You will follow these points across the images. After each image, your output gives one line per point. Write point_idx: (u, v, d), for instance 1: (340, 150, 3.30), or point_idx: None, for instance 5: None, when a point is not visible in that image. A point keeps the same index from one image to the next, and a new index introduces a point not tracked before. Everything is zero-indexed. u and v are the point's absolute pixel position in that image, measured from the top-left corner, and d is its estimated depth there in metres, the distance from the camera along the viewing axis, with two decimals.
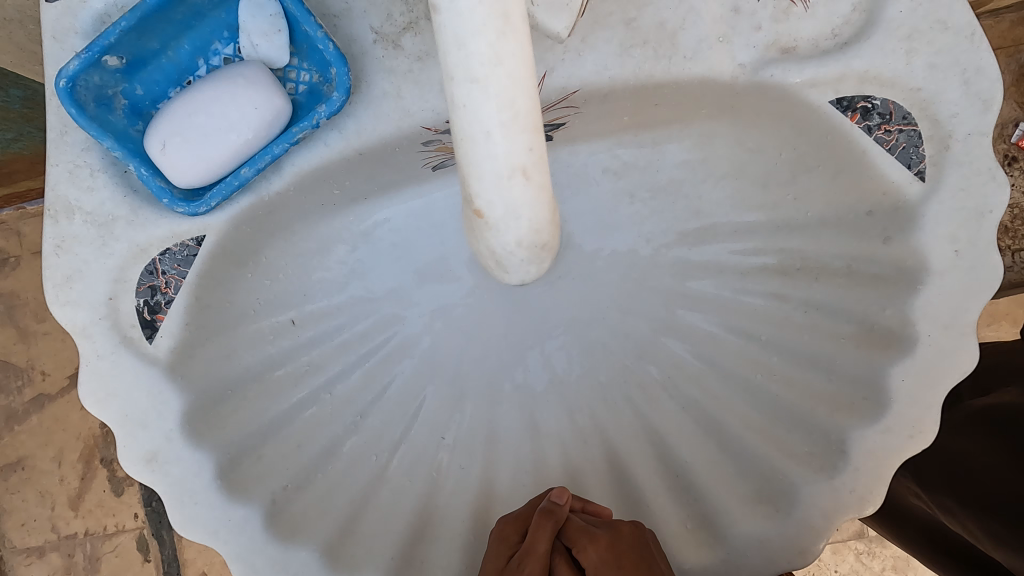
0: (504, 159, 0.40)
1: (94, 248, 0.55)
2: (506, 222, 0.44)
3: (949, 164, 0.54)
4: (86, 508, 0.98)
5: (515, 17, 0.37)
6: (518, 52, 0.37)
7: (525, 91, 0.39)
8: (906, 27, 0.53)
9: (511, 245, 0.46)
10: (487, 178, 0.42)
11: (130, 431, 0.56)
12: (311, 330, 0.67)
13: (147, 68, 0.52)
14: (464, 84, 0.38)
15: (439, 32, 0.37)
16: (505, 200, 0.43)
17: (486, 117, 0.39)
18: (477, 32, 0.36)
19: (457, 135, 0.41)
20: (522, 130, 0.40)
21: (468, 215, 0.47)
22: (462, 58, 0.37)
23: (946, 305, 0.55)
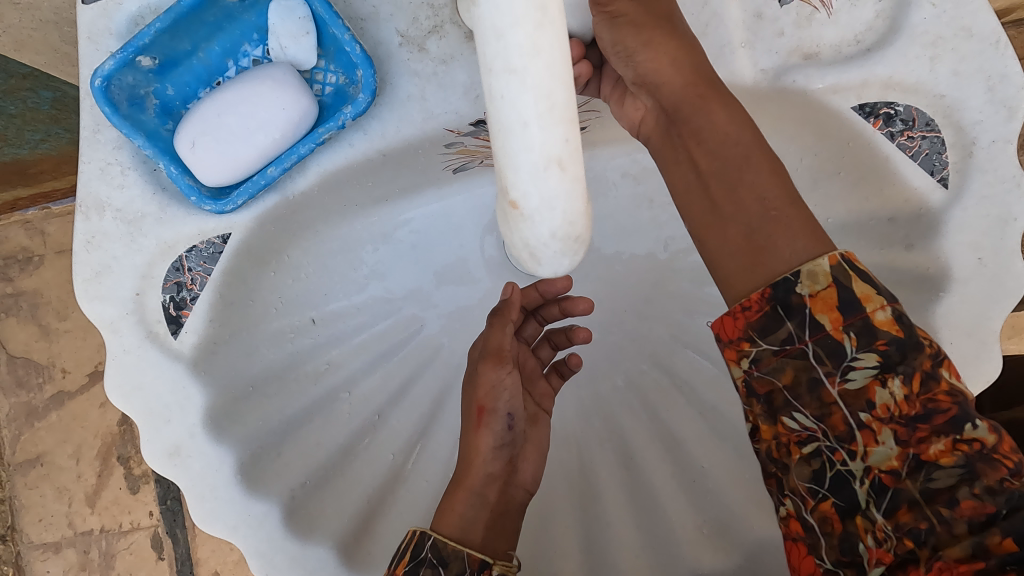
0: (539, 148, 0.35)
1: (123, 244, 0.56)
2: (542, 215, 0.37)
3: (973, 171, 0.54)
4: (102, 506, 1.00)
5: (554, 5, 0.33)
6: (556, 42, 0.34)
7: (565, 83, 0.35)
8: (930, 34, 0.53)
9: (546, 239, 0.39)
10: (521, 170, 0.36)
11: (154, 425, 0.57)
12: (330, 330, 0.67)
13: (178, 69, 0.54)
14: (500, 75, 0.34)
15: (479, 24, 0.34)
16: (541, 191, 0.37)
17: (523, 107, 0.34)
18: (515, 22, 0.33)
19: (495, 129, 0.37)
20: (561, 123, 0.35)
21: (504, 208, 0.41)
22: (499, 49, 0.33)
23: (969, 312, 0.54)
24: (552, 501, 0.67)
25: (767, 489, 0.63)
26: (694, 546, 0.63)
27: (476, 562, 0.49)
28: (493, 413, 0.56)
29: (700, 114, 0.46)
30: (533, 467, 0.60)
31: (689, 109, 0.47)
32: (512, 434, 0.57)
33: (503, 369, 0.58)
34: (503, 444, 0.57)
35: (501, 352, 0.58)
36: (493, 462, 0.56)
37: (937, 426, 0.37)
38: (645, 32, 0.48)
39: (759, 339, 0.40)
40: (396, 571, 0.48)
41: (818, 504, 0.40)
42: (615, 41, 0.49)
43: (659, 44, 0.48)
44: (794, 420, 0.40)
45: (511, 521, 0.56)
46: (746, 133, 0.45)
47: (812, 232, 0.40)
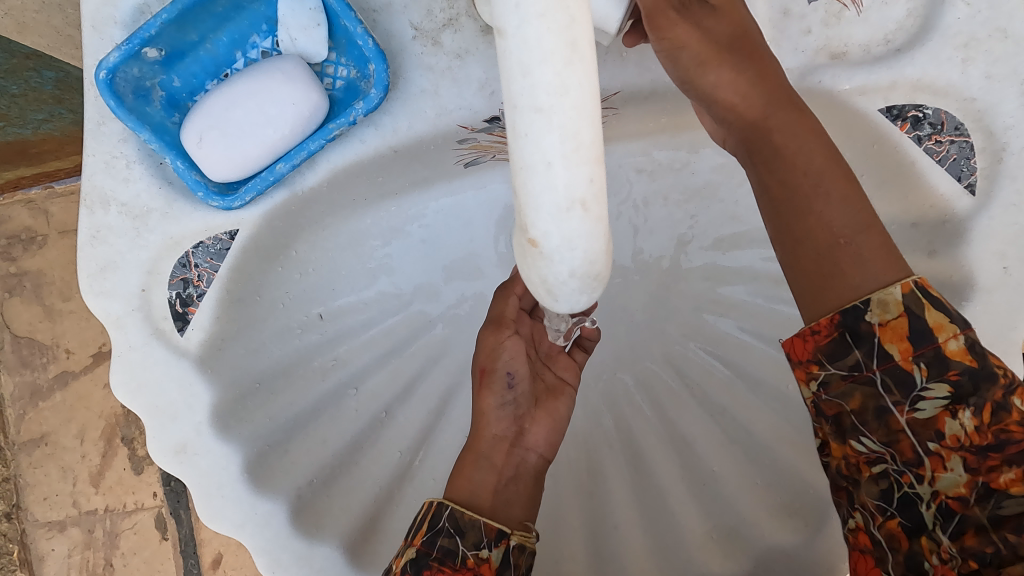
0: (563, 188, 0.30)
1: (129, 239, 0.55)
2: (562, 256, 0.33)
3: (1001, 178, 0.52)
4: (107, 485, 1.00)
5: (586, 39, 0.29)
6: (587, 80, 0.29)
7: (592, 119, 0.30)
8: (963, 35, 0.51)
9: (564, 280, 0.34)
10: (539, 210, 0.31)
11: (161, 422, 0.56)
12: (337, 326, 0.66)
13: (185, 60, 0.52)
14: (525, 113, 0.30)
15: (502, 57, 0.30)
16: (563, 231, 0.32)
17: (547, 147, 0.30)
18: (544, 58, 0.28)
19: (514, 166, 0.32)
20: (587, 162, 0.30)
21: (519, 242, 0.36)
22: (525, 88, 0.29)
23: (994, 323, 0.53)
24: (559, 502, 0.67)
25: (778, 494, 0.62)
26: (703, 551, 0.62)
27: (493, 531, 0.49)
28: (492, 373, 0.56)
29: (771, 135, 0.44)
30: (549, 434, 0.57)
31: (759, 128, 0.45)
32: (515, 393, 0.56)
33: (502, 331, 0.57)
34: (506, 403, 0.55)
35: (501, 319, 0.58)
36: (500, 424, 0.55)
37: (1010, 457, 0.38)
38: (708, 63, 0.45)
39: (827, 363, 0.41)
40: (415, 542, 0.49)
41: (886, 521, 0.42)
42: (677, 71, 0.46)
43: (724, 75, 0.45)
44: (862, 444, 0.41)
45: (524, 486, 0.54)
46: (817, 152, 0.43)
47: (887, 256, 0.40)
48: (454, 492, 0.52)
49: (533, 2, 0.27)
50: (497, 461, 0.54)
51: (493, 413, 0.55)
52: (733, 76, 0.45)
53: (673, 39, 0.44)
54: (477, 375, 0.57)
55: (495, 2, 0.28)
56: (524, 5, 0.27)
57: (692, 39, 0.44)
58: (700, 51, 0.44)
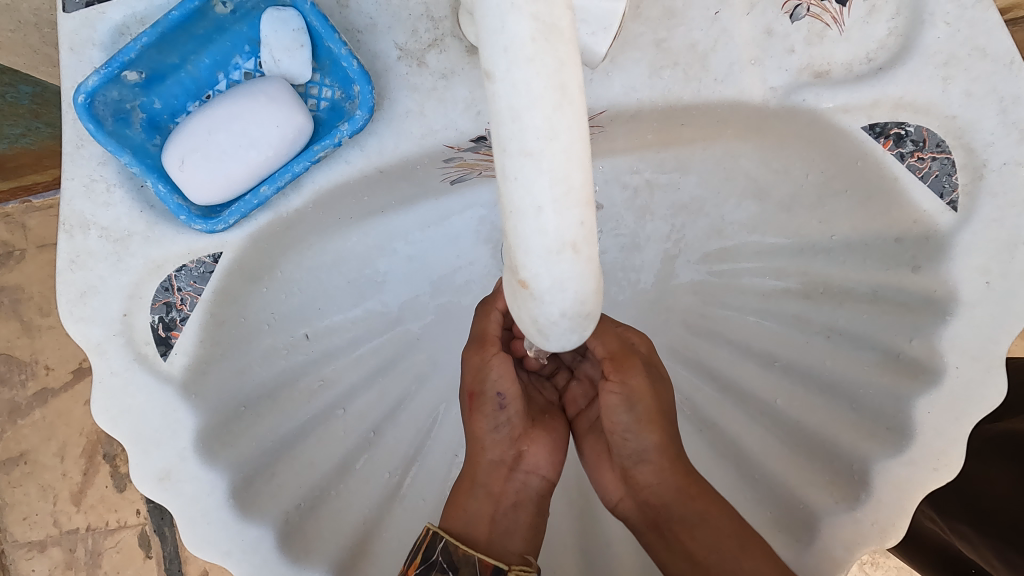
0: (553, 232, 0.30)
1: (109, 263, 0.54)
2: (553, 296, 0.33)
3: (983, 194, 0.53)
4: (89, 504, 0.98)
5: (575, 82, 0.29)
6: (577, 123, 0.29)
7: (583, 163, 0.30)
8: (942, 54, 0.52)
9: (555, 320, 0.34)
10: (530, 251, 0.31)
11: (143, 449, 0.55)
12: (324, 345, 0.66)
13: (166, 82, 0.51)
14: (514, 158, 0.29)
15: (491, 100, 0.29)
16: (553, 274, 0.32)
17: (538, 191, 0.29)
18: (533, 103, 0.28)
19: (504, 209, 0.32)
20: (577, 204, 0.30)
21: (509, 281, 0.36)
22: (515, 132, 0.29)
23: (976, 337, 0.53)
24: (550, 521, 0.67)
25: (769, 509, 0.62)
26: None
27: (488, 568, 0.48)
28: (481, 396, 0.55)
29: (672, 516, 0.52)
30: (549, 455, 0.57)
31: (661, 511, 0.53)
32: (507, 414, 0.55)
33: (487, 351, 0.56)
34: (499, 424, 0.55)
35: (484, 337, 0.56)
36: (496, 449, 0.55)
37: None
38: (652, 424, 0.54)
39: None
40: (408, 571, 0.49)
41: None
42: (628, 414, 0.54)
43: (650, 415, 0.54)
44: None
45: (525, 514, 0.55)
46: (729, 517, 0.51)
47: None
48: (451, 523, 0.52)
49: (521, 48, 0.27)
50: (497, 487, 0.54)
51: (488, 437, 0.55)
52: (649, 453, 0.54)
53: (629, 385, 0.54)
54: (467, 398, 0.57)
55: (483, 47, 0.28)
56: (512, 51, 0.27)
57: (643, 392, 0.54)
58: (646, 403, 0.54)
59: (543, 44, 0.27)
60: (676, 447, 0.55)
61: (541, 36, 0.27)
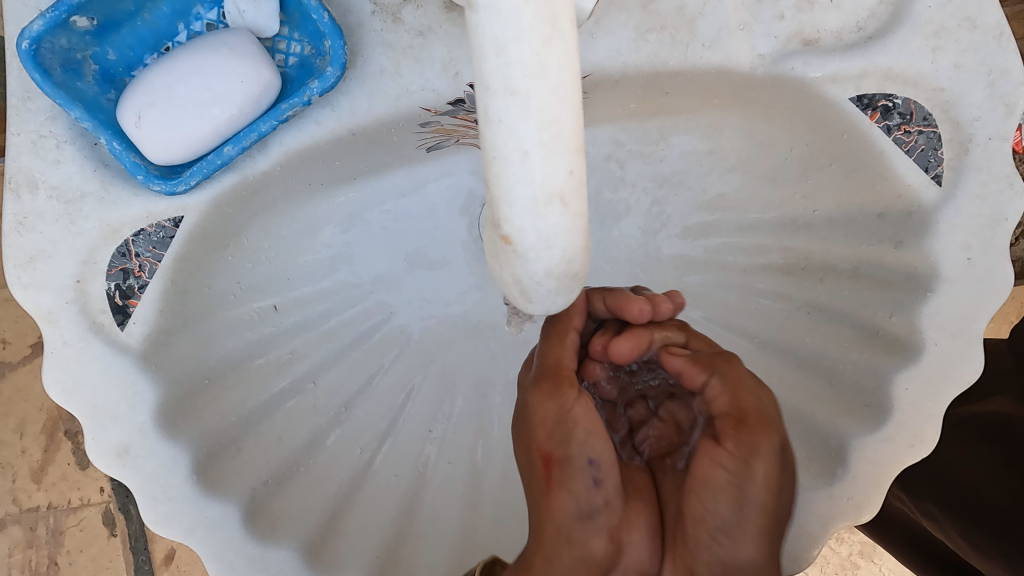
0: (540, 179, 0.30)
1: (61, 226, 0.51)
2: (539, 254, 0.32)
3: (967, 169, 0.52)
4: (50, 482, 0.94)
5: (565, 16, 0.28)
6: (567, 61, 0.29)
7: (572, 107, 0.29)
8: (933, 24, 0.51)
9: (539, 281, 0.33)
10: (516, 200, 0.30)
11: (99, 423, 0.52)
12: (294, 317, 0.63)
13: (121, 31, 0.48)
14: (499, 95, 0.29)
15: (474, 35, 0.29)
16: (540, 227, 0.31)
17: (524, 135, 0.29)
18: (520, 35, 0.28)
19: (487, 154, 0.31)
20: (566, 150, 0.30)
21: (491, 239, 0.35)
22: (499, 67, 0.28)
23: (956, 313, 0.53)
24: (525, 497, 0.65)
25: None
26: None
27: None
28: (565, 465, 0.47)
29: None
30: (649, 538, 0.49)
31: None
32: (601, 493, 0.47)
33: (567, 395, 0.47)
34: (592, 509, 0.47)
35: (562, 376, 0.48)
36: (589, 543, 0.46)
37: None
38: (755, 531, 0.43)
39: None
40: None
41: None
42: (731, 510, 0.43)
43: (756, 518, 0.43)
44: None
45: None
46: None
47: None
48: None
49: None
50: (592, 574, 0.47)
51: (575, 524, 0.46)
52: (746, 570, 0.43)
53: (750, 467, 0.42)
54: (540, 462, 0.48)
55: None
56: None
57: (763, 483, 0.42)
58: (762, 497, 0.42)
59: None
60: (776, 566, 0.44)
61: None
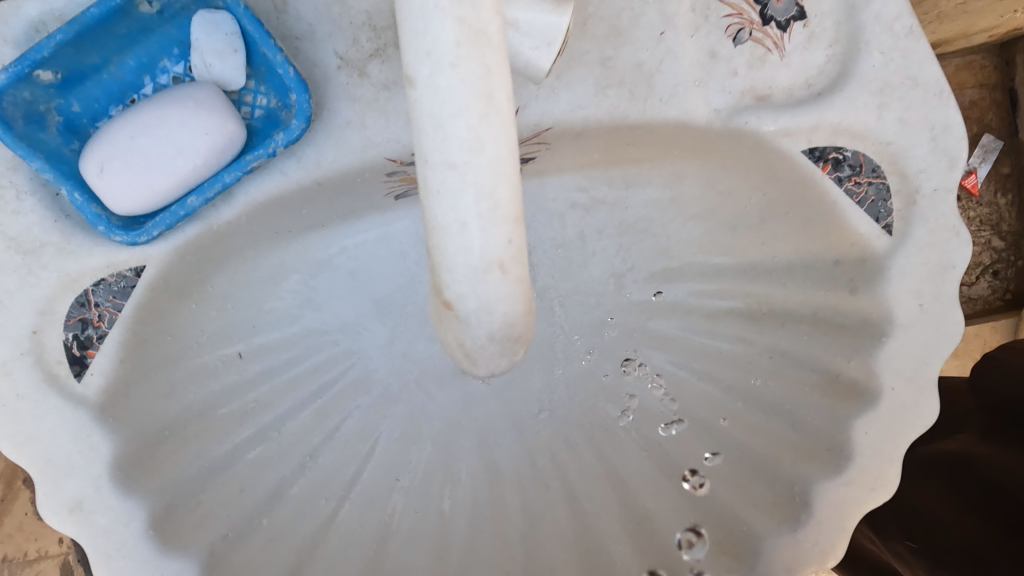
0: (478, 246, 0.32)
1: (18, 276, 0.50)
2: (480, 317, 0.34)
3: (916, 219, 0.54)
4: (5, 533, 0.90)
5: (501, 94, 0.31)
6: (503, 138, 0.31)
7: (507, 179, 0.32)
8: (878, 82, 0.53)
9: (483, 343, 0.35)
10: (458, 268, 0.33)
11: (51, 478, 0.51)
12: (258, 365, 0.63)
13: (86, 84, 0.48)
14: (439, 169, 0.32)
15: (416, 112, 0.32)
16: (479, 292, 0.34)
17: (463, 205, 0.32)
18: (456, 113, 0.30)
19: (430, 225, 0.33)
20: (503, 220, 0.33)
21: (436, 305, 0.37)
22: (438, 142, 0.31)
23: (911, 357, 0.55)
24: None
25: None
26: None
27: None
28: None
29: None
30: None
31: None
32: None
33: None
34: None
35: None
36: None
37: None
38: None
39: None
40: None
41: None
42: None
43: None
44: None
45: None
46: None
47: None
48: None
49: (446, 57, 0.30)
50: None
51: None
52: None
53: None
54: None
55: (409, 57, 0.30)
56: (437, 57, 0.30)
57: None
58: None
59: (468, 48, 0.30)
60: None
61: (465, 46, 0.30)
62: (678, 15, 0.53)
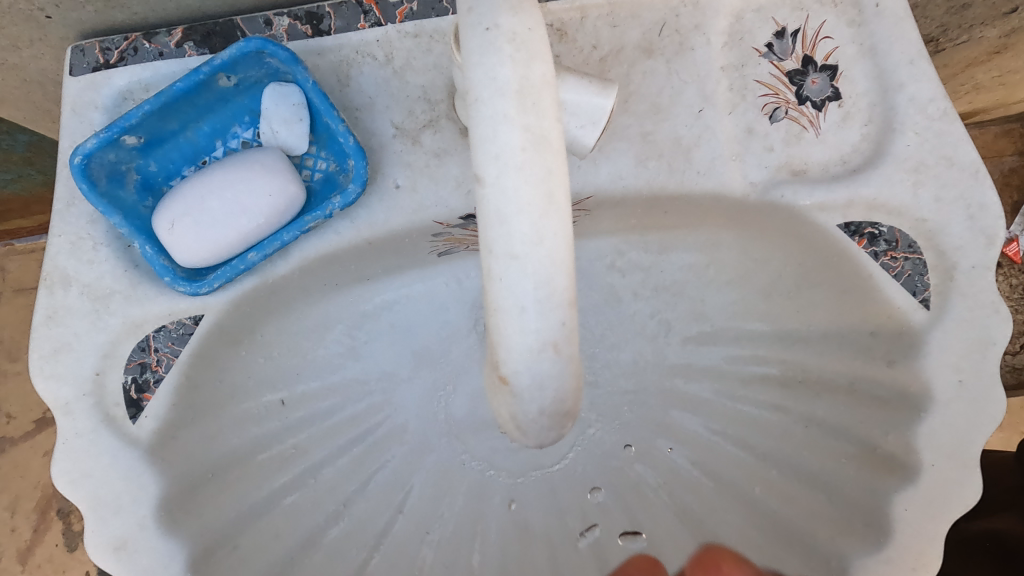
0: (535, 332, 0.33)
1: (87, 321, 0.54)
2: (532, 395, 0.35)
3: (953, 295, 0.55)
4: (35, 563, 0.92)
5: (561, 191, 0.32)
6: (563, 231, 0.32)
7: (566, 267, 0.33)
8: (912, 160, 0.54)
9: (533, 417, 0.36)
10: (514, 351, 0.34)
11: (101, 515, 0.53)
12: (300, 412, 0.65)
13: (164, 147, 0.52)
14: (501, 259, 0.32)
15: (481, 204, 0.32)
16: (534, 373, 0.34)
17: (521, 293, 0.32)
18: (520, 210, 0.31)
19: (489, 308, 0.34)
20: (559, 307, 0.33)
21: (492, 380, 0.38)
22: (502, 235, 0.32)
23: (953, 434, 0.54)
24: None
25: None
26: None
27: None
28: None
29: None
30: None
31: None
32: None
33: None
34: None
35: None
36: None
37: None
38: None
39: None
40: None
41: None
42: None
43: None
44: None
45: None
46: None
47: None
48: None
49: (512, 156, 0.30)
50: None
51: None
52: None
53: None
54: None
55: (475, 154, 0.31)
56: (503, 157, 0.31)
57: None
58: None
59: (533, 153, 0.31)
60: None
61: (531, 146, 0.31)
62: (717, 94, 0.56)
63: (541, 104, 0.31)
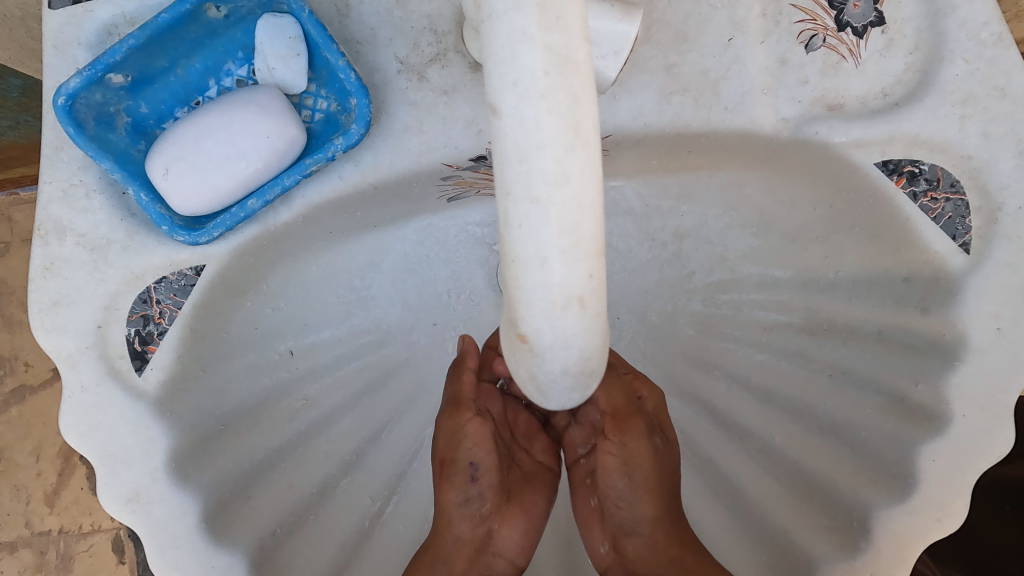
0: (560, 284, 0.31)
1: (86, 272, 0.52)
2: (555, 354, 0.33)
3: (996, 238, 0.51)
4: (62, 505, 0.93)
5: (588, 123, 0.29)
6: (589, 170, 0.29)
7: (593, 213, 0.30)
8: (961, 92, 0.50)
9: (556, 378, 0.34)
10: (536, 304, 0.31)
11: (112, 468, 0.52)
12: (309, 362, 0.63)
13: (153, 86, 0.49)
14: (521, 202, 0.29)
15: (496, 140, 0.29)
16: (557, 330, 0.32)
17: (544, 241, 0.29)
18: (542, 145, 0.28)
19: (507, 256, 0.32)
20: (585, 256, 0.30)
21: (508, 337, 0.36)
22: (521, 174, 0.29)
23: (985, 384, 0.51)
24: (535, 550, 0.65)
25: (765, 554, 0.60)
26: None
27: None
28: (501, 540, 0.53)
29: None
30: (520, 538, 0.54)
31: None
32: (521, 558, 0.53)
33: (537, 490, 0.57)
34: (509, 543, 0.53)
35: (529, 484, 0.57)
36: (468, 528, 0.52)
37: None
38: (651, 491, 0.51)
39: None
40: None
41: None
42: (623, 481, 0.51)
43: (647, 485, 0.51)
44: None
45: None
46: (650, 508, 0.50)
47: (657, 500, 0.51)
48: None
49: (532, 82, 0.27)
50: (487, 505, 0.53)
51: (456, 511, 0.52)
52: (645, 526, 0.51)
53: (628, 449, 0.51)
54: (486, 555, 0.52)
55: (490, 82, 0.28)
56: (522, 84, 0.27)
57: (644, 458, 0.51)
58: (645, 470, 0.51)
59: (556, 77, 0.27)
60: (675, 518, 0.51)
61: (554, 69, 0.27)
62: (748, 20, 0.51)
63: (566, 19, 0.27)
